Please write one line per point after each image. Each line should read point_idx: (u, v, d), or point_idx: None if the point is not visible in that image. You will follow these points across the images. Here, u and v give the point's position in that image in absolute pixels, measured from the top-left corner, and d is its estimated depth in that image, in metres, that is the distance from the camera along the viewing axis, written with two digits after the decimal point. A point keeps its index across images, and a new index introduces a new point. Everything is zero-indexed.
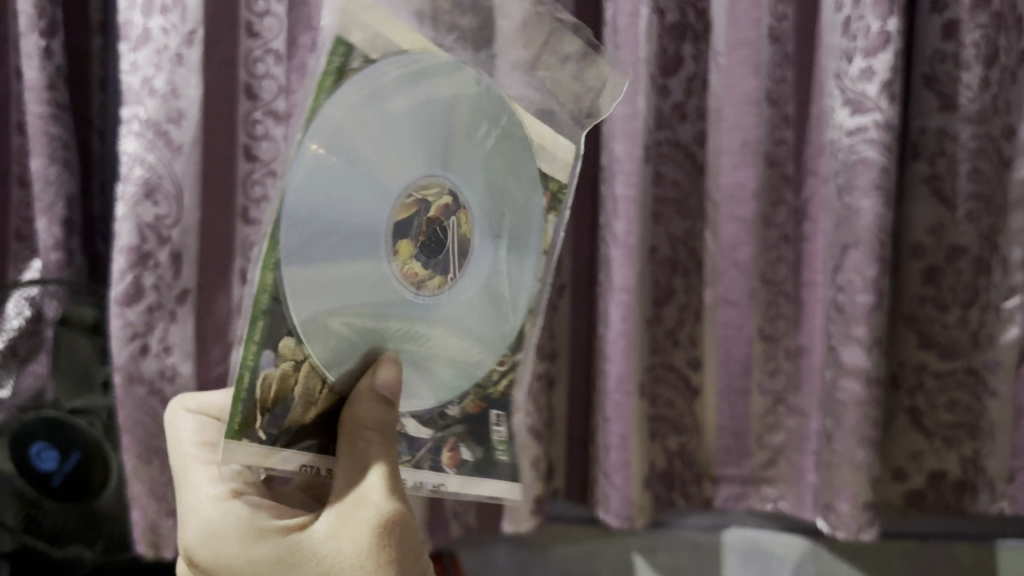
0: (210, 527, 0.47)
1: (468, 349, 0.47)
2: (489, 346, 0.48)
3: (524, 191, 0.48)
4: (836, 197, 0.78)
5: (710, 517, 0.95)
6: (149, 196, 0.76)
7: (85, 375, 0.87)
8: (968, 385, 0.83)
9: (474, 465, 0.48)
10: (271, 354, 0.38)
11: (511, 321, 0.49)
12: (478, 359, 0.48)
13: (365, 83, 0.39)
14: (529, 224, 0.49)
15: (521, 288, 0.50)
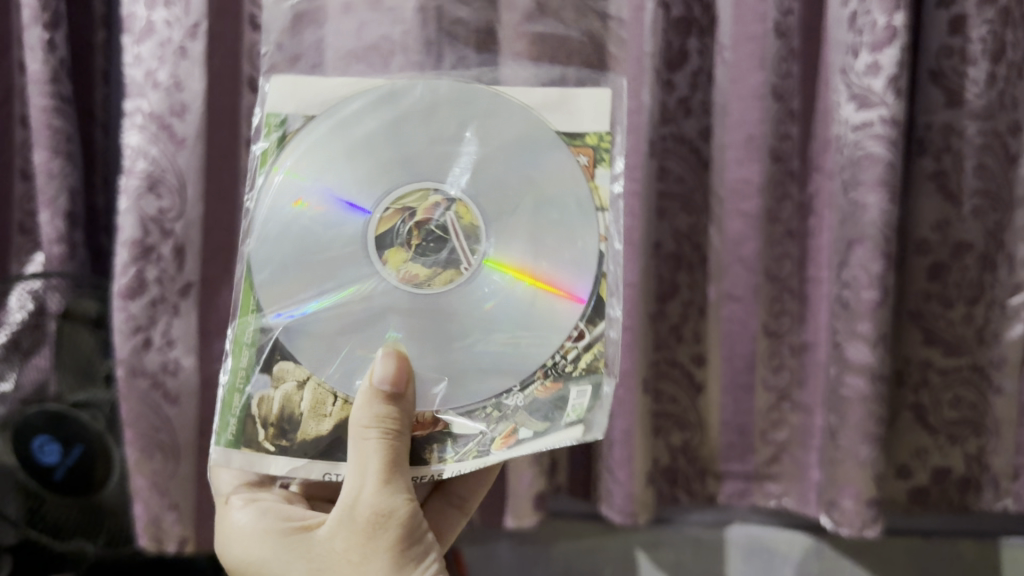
0: (239, 537, 0.59)
1: (523, 315, 0.60)
2: (537, 322, 0.60)
3: (555, 179, 0.61)
4: (841, 193, 0.78)
5: (714, 513, 0.95)
6: (152, 188, 0.76)
7: (89, 369, 0.86)
8: (973, 381, 0.83)
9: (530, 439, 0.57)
10: (260, 376, 0.58)
11: (556, 285, 0.60)
12: (548, 313, 0.60)
13: (324, 140, 0.61)
14: (581, 194, 0.61)
15: (563, 255, 0.61)
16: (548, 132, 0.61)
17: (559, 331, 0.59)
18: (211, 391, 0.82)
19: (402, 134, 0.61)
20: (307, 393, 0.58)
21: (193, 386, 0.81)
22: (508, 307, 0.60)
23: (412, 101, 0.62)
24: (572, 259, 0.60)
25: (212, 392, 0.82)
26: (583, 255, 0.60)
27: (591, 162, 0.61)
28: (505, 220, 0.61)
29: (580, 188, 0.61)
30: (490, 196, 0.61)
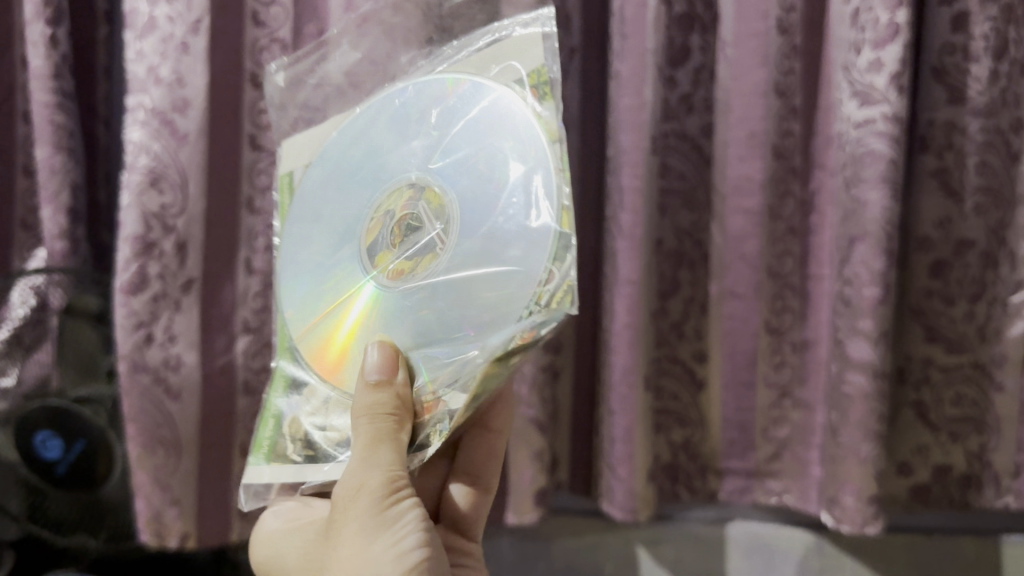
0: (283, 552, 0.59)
1: (478, 275, 0.45)
2: (495, 303, 0.44)
3: (493, 124, 0.48)
4: (844, 189, 0.78)
5: (715, 510, 0.95)
6: (154, 184, 0.76)
7: (91, 364, 0.87)
8: (975, 379, 0.83)
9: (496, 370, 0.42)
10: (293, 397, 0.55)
11: (510, 225, 0.45)
12: (503, 261, 0.45)
13: (319, 172, 0.58)
14: (519, 134, 0.46)
15: (505, 184, 0.46)
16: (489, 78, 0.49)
17: (525, 279, 0.43)
18: (212, 387, 0.82)
19: (367, 135, 0.56)
20: (330, 407, 0.53)
21: (195, 382, 0.81)
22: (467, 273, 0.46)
23: (391, 105, 0.55)
24: (519, 186, 0.45)
25: (213, 387, 0.82)
26: (525, 177, 0.45)
27: (536, 103, 0.46)
28: (452, 173, 0.49)
29: (522, 122, 0.46)
30: (441, 156, 0.50)
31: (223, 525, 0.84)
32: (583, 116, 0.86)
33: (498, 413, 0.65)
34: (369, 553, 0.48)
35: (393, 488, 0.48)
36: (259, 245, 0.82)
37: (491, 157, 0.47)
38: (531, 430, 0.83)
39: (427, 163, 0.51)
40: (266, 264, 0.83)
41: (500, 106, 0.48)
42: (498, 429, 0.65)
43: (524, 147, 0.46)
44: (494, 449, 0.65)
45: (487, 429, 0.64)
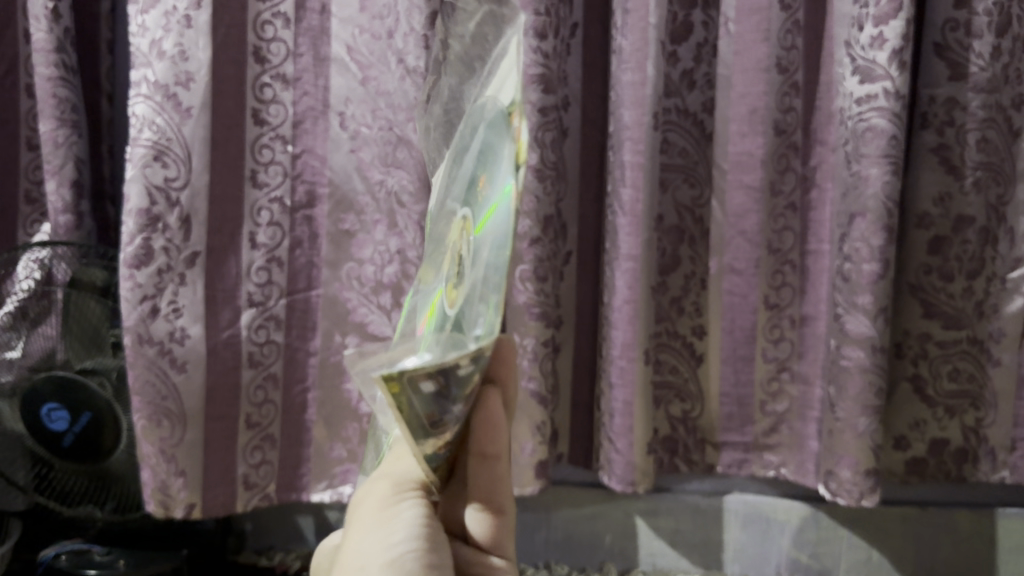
0: None
1: (456, 304, 0.34)
2: (451, 343, 0.32)
3: (478, 168, 0.37)
4: (844, 165, 0.78)
5: (711, 482, 0.97)
6: (159, 158, 0.77)
7: (95, 336, 0.86)
8: (972, 354, 0.84)
9: (422, 400, 0.30)
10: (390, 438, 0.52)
11: (484, 242, 0.33)
12: (470, 309, 0.32)
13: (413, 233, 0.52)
14: (492, 171, 0.35)
15: (481, 218, 0.34)
16: (481, 111, 0.38)
17: (480, 322, 0.31)
18: (216, 359, 0.82)
19: (433, 194, 0.48)
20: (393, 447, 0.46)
21: (200, 355, 0.81)
22: (453, 301, 0.35)
23: (444, 160, 0.47)
24: (484, 232, 0.33)
25: (219, 359, 0.83)
26: (497, 194, 0.33)
27: (506, 127, 0.33)
28: (464, 224, 0.38)
29: (495, 158, 0.34)
30: (463, 174, 0.40)
31: (229, 496, 0.85)
32: (584, 91, 0.86)
33: (493, 435, 0.40)
34: (359, 547, 0.40)
35: (398, 491, 0.41)
36: (263, 220, 0.83)
37: (483, 167, 0.36)
38: (533, 403, 0.84)
39: (459, 183, 0.41)
40: (270, 238, 0.83)
41: (489, 106, 0.37)
42: (497, 454, 0.40)
43: (497, 150, 0.34)
44: (501, 477, 0.41)
45: (482, 458, 0.40)
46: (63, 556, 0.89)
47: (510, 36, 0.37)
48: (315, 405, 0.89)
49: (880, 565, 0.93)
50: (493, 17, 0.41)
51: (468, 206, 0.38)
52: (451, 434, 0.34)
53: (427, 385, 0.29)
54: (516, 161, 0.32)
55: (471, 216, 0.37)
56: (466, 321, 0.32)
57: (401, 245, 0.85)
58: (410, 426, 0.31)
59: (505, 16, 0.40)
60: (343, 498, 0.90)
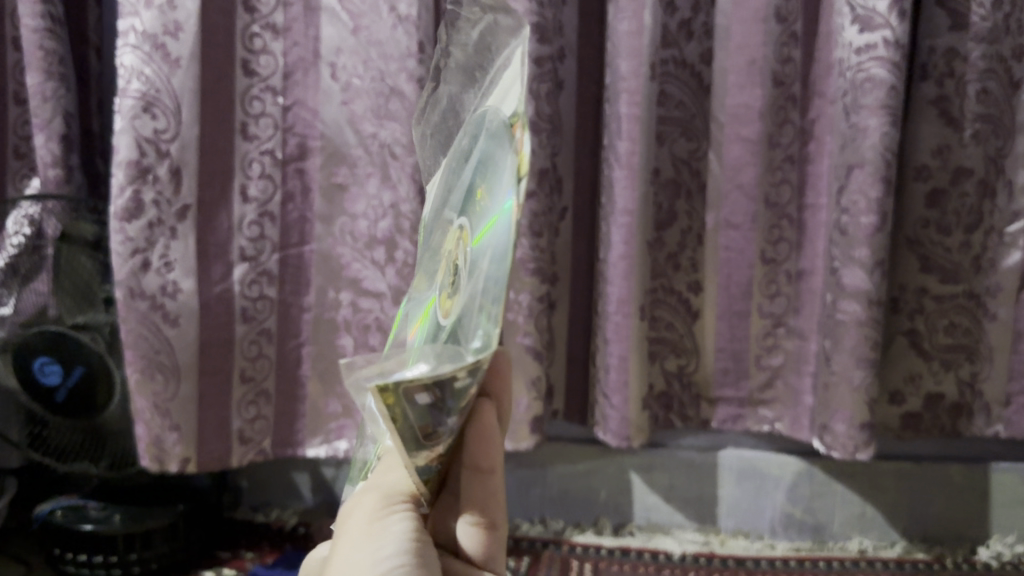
0: None
1: (453, 321, 0.31)
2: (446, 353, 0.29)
3: (479, 182, 0.34)
4: (843, 117, 0.77)
5: (706, 437, 0.97)
6: (147, 110, 0.75)
7: (88, 292, 0.84)
8: (969, 308, 0.84)
9: (413, 411, 0.28)
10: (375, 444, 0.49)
11: (482, 257, 0.30)
12: (469, 322, 0.30)
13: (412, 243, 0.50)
14: (495, 185, 0.32)
15: (481, 235, 0.32)
16: (484, 124, 0.36)
17: (477, 337, 0.28)
18: (209, 313, 0.82)
19: (430, 205, 0.45)
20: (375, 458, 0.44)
21: (193, 309, 0.81)
22: (451, 314, 0.33)
23: (442, 171, 0.44)
24: (484, 247, 0.30)
25: (212, 314, 0.82)
26: (498, 210, 0.30)
27: (512, 140, 0.31)
28: (463, 240, 0.35)
29: (498, 171, 0.32)
30: (462, 187, 0.38)
31: (224, 451, 0.85)
32: (580, 42, 0.85)
33: (486, 451, 0.37)
34: (344, 561, 0.37)
35: (386, 504, 0.38)
36: (254, 172, 0.82)
37: (484, 182, 0.34)
38: (528, 359, 0.83)
39: (457, 195, 0.39)
40: (262, 191, 0.82)
41: (494, 120, 0.34)
42: (491, 469, 0.38)
43: (499, 164, 0.32)
44: (494, 489, 0.39)
45: (476, 473, 0.38)
46: (58, 512, 0.89)
47: (517, 47, 0.35)
48: (309, 361, 0.88)
49: (873, 518, 0.94)
50: (501, 28, 0.39)
51: (467, 220, 0.36)
52: (444, 446, 0.31)
53: (422, 396, 0.28)
54: (519, 173, 0.30)
55: (470, 229, 0.35)
56: (465, 334, 0.29)
57: (394, 199, 0.83)
58: (402, 439, 0.29)
59: (512, 29, 0.37)
60: (338, 454, 0.90)
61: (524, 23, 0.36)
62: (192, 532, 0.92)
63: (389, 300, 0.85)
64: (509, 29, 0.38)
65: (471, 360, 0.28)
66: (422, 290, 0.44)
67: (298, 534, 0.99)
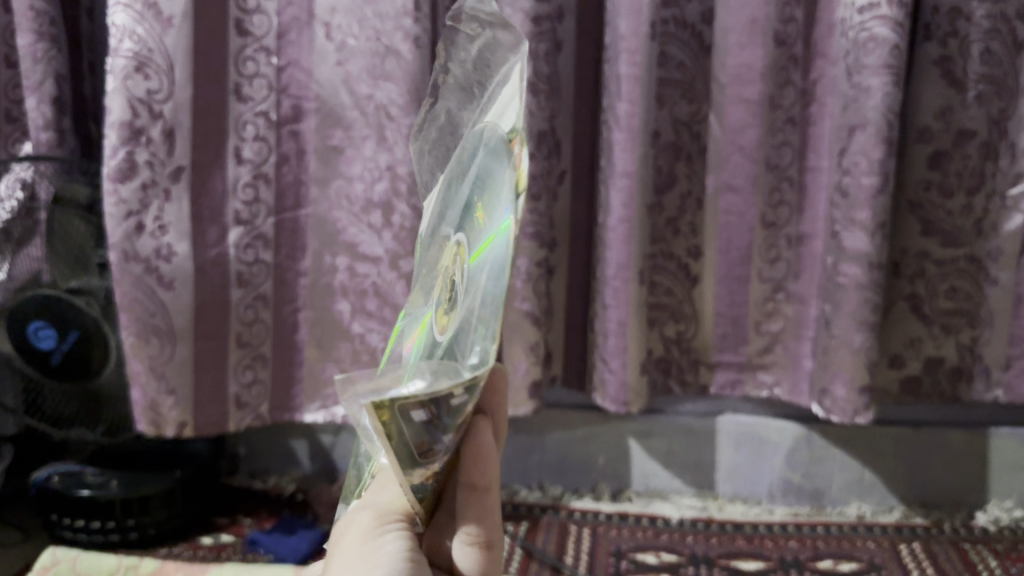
0: None
1: (450, 340, 0.30)
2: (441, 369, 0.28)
3: (478, 198, 0.33)
4: (845, 78, 0.76)
5: (705, 403, 0.96)
6: (140, 69, 0.75)
7: (82, 257, 0.84)
8: (970, 272, 0.83)
9: (410, 428, 0.27)
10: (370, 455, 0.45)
11: (479, 276, 0.29)
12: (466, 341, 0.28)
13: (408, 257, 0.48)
14: (495, 201, 0.31)
15: (479, 253, 0.30)
16: (483, 138, 0.34)
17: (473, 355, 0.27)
18: (205, 277, 0.81)
19: (427, 219, 0.44)
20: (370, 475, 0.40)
21: (188, 272, 0.80)
22: (447, 331, 0.31)
23: (439, 184, 0.43)
24: (481, 266, 0.29)
25: (207, 278, 0.82)
26: (496, 229, 0.29)
27: (512, 155, 0.30)
28: (461, 258, 0.34)
29: (498, 187, 0.31)
30: (461, 201, 0.36)
31: (221, 416, 0.85)
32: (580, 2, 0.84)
33: (485, 466, 0.33)
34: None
35: (380, 523, 0.35)
36: (248, 135, 0.81)
37: (482, 198, 0.32)
38: (526, 324, 0.83)
39: (455, 211, 0.37)
40: (256, 154, 0.81)
41: (493, 136, 0.33)
42: (488, 487, 0.34)
43: (499, 180, 0.30)
44: (493, 509, 0.34)
45: (473, 491, 0.33)
46: (54, 478, 0.88)
47: (517, 60, 0.33)
48: (306, 326, 0.87)
49: (872, 484, 0.94)
50: (501, 43, 0.37)
51: (466, 238, 0.34)
52: (442, 465, 0.30)
53: (418, 412, 0.27)
54: (518, 189, 0.28)
55: (468, 246, 0.33)
56: (463, 350, 0.28)
57: (390, 161, 0.82)
58: (397, 458, 0.28)
59: (512, 44, 0.36)
60: (335, 419, 0.89)
61: (523, 38, 0.35)
62: (189, 498, 0.92)
63: (386, 264, 0.84)
64: (510, 45, 0.36)
65: (467, 379, 0.27)
66: (418, 306, 0.42)
67: (296, 500, 0.98)
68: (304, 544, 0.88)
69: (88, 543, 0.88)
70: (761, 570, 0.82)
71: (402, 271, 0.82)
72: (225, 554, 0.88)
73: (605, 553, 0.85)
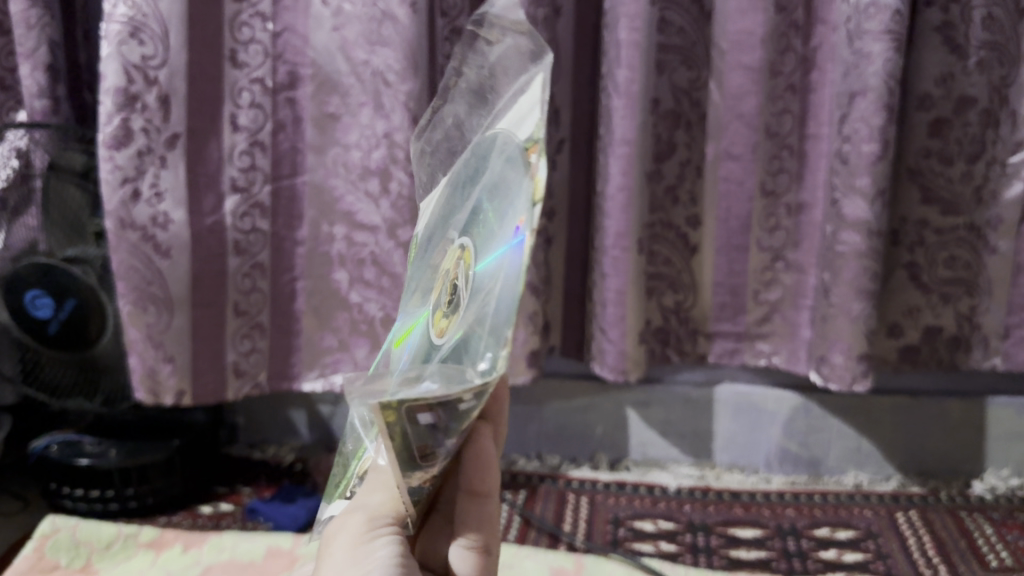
0: None
1: (456, 344, 0.30)
2: (447, 373, 0.29)
3: (491, 204, 0.33)
4: (846, 44, 0.75)
5: (704, 372, 0.96)
6: (135, 34, 0.74)
7: (78, 225, 0.83)
8: (969, 240, 0.83)
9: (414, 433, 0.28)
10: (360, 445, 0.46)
11: (491, 282, 0.29)
12: (474, 344, 0.29)
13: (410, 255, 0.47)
14: (508, 207, 0.31)
15: (491, 258, 0.31)
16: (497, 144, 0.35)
17: (482, 359, 0.28)
18: (201, 245, 0.81)
19: (430, 219, 0.44)
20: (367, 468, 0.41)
21: (184, 240, 0.80)
22: (452, 333, 0.31)
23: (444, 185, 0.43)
24: (494, 272, 0.29)
25: (204, 246, 0.81)
26: (510, 236, 0.29)
27: (527, 163, 0.30)
28: (469, 261, 0.34)
29: (511, 192, 0.31)
30: (469, 205, 0.36)
31: (219, 385, 0.85)
32: None
33: (484, 469, 0.36)
34: None
35: (371, 527, 0.36)
36: (244, 101, 0.80)
37: (495, 205, 0.33)
38: (524, 293, 0.83)
39: (459, 214, 0.37)
40: (252, 121, 0.81)
41: (507, 142, 0.33)
42: (488, 492, 0.37)
43: (513, 188, 0.31)
44: (490, 513, 0.37)
45: (472, 494, 0.36)
46: (53, 447, 0.88)
47: (536, 70, 0.34)
48: (303, 295, 0.87)
49: (870, 453, 0.94)
50: (519, 49, 0.37)
51: (472, 242, 0.34)
52: (440, 467, 0.31)
53: (425, 415, 0.27)
54: (533, 197, 0.28)
55: (476, 250, 0.33)
56: (469, 354, 0.29)
57: (387, 128, 0.80)
58: (398, 457, 0.28)
59: (531, 52, 0.36)
60: (335, 388, 0.89)
61: (544, 47, 0.35)
62: (188, 468, 0.92)
63: (384, 233, 0.83)
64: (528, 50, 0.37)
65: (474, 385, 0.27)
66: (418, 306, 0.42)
67: (295, 470, 0.98)
68: (303, 512, 0.88)
69: (89, 512, 0.88)
70: (758, 537, 0.83)
71: (400, 240, 0.81)
72: (225, 523, 0.89)
73: (603, 521, 0.86)
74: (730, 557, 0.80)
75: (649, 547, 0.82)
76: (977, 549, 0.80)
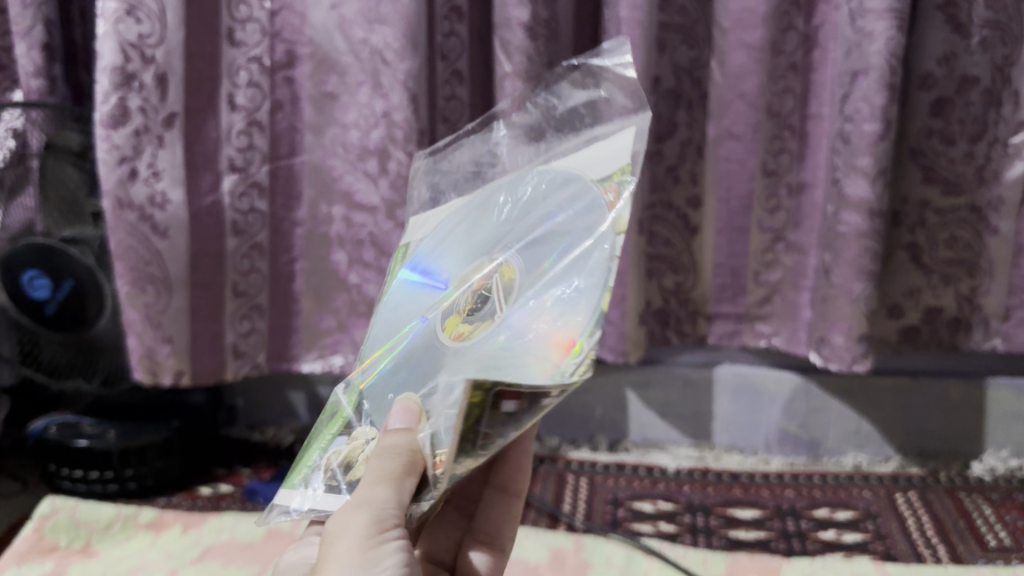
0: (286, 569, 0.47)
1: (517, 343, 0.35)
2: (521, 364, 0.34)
3: (555, 230, 0.39)
4: (848, 22, 0.75)
5: (703, 354, 0.96)
6: (131, 12, 0.73)
7: (75, 205, 0.82)
8: (970, 221, 0.83)
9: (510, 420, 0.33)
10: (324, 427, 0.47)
11: (569, 295, 0.35)
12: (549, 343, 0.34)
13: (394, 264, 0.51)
14: (584, 236, 0.37)
15: (562, 276, 0.37)
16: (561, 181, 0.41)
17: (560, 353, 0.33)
18: (199, 225, 0.81)
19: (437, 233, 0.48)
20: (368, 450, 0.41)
21: (182, 220, 0.80)
22: (505, 334, 0.36)
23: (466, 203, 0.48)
24: (576, 286, 0.35)
25: (202, 226, 0.81)
26: (588, 260, 0.36)
27: (611, 199, 0.37)
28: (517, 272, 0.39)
29: (587, 225, 0.37)
30: (512, 228, 0.42)
31: (219, 365, 0.85)
32: None
33: (517, 476, 0.50)
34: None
35: (380, 527, 0.37)
36: (242, 80, 0.80)
37: (558, 234, 0.39)
38: None
39: (497, 231, 0.43)
40: (250, 100, 0.80)
41: (580, 185, 0.40)
42: (516, 491, 0.51)
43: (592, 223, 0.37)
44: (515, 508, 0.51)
45: (504, 494, 0.51)
46: (52, 429, 0.88)
47: (615, 132, 0.42)
48: (302, 276, 0.87)
49: (869, 434, 0.94)
50: (613, 98, 0.45)
51: (523, 259, 0.39)
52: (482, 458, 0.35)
53: (511, 402, 0.32)
54: (616, 229, 0.36)
55: (532, 267, 0.39)
56: (539, 353, 0.34)
57: (386, 107, 0.78)
58: (463, 437, 0.32)
59: (620, 106, 0.44)
60: (333, 369, 0.89)
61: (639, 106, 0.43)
62: (187, 449, 0.92)
63: (382, 214, 0.82)
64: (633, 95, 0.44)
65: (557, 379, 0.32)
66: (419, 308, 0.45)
67: (294, 452, 0.98)
68: None
69: (88, 493, 0.88)
70: (757, 518, 0.83)
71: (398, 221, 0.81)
72: (225, 503, 0.89)
73: (602, 502, 0.86)
74: (729, 537, 0.80)
75: (648, 528, 0.82)
76: (976, 529, 0.80)
